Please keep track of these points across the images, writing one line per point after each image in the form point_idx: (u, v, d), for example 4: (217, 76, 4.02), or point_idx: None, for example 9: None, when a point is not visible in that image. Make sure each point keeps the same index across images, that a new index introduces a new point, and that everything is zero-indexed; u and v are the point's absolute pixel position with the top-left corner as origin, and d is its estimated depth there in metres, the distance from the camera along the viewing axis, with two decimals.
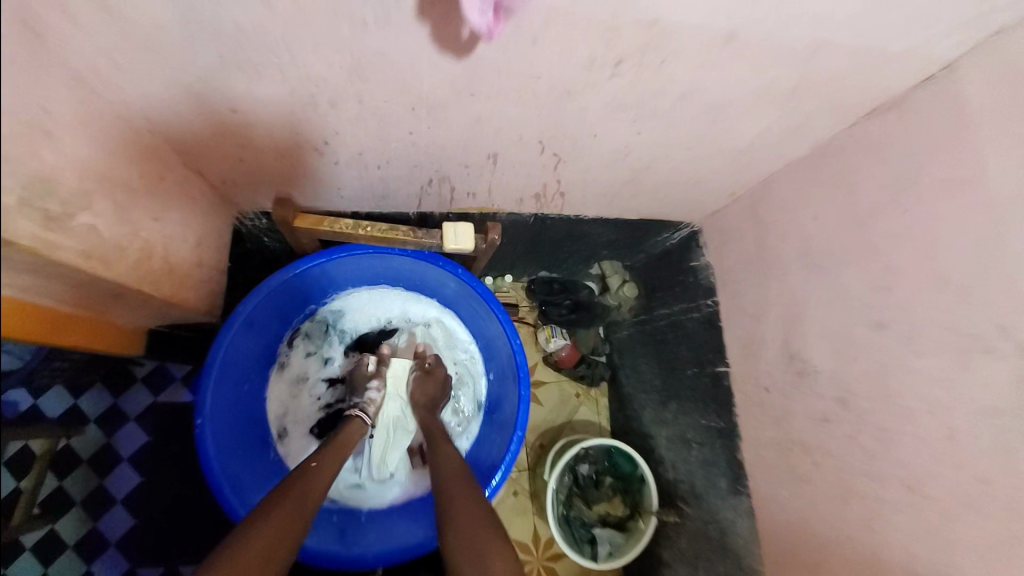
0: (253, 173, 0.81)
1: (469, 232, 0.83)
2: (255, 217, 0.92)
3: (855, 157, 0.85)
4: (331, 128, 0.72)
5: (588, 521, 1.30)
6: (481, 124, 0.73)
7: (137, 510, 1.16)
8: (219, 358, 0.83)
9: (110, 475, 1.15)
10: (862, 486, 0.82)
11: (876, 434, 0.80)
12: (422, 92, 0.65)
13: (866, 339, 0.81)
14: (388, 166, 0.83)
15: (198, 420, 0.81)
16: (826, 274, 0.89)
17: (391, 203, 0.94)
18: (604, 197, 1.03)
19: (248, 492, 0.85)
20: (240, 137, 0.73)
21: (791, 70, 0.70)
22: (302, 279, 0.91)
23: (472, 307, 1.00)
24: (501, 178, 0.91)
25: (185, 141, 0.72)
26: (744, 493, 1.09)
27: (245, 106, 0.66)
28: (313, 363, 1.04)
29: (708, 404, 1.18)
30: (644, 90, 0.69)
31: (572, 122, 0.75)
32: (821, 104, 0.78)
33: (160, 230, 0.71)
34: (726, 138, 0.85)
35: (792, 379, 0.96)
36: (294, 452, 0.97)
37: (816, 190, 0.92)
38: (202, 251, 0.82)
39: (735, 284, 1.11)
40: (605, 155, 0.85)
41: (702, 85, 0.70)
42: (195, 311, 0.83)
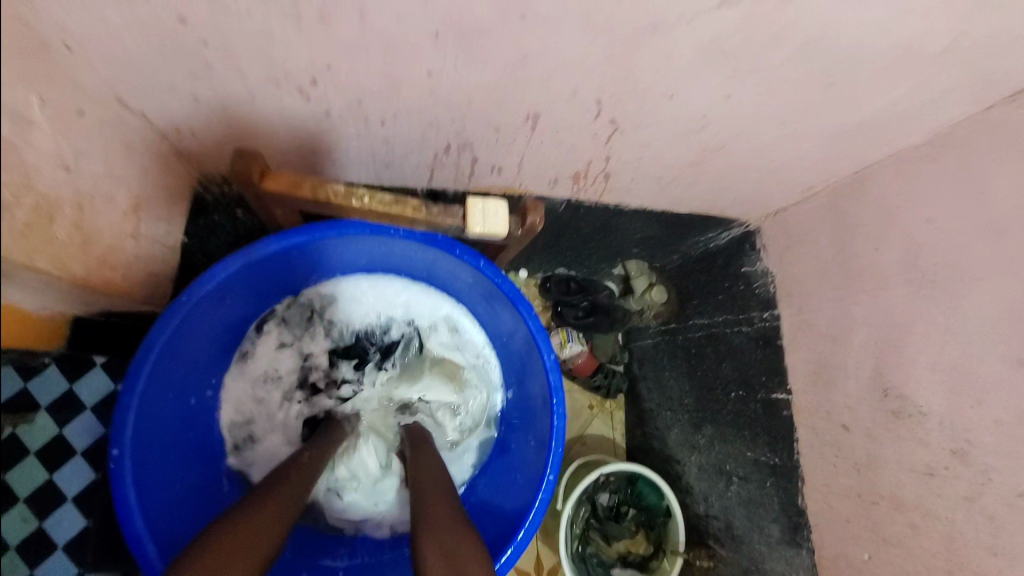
0: (217, 119, 0.61)
1: (504, 214, 0.64)
2: (223, 183, 0.73)
3: (993, 146, 0.66)
4: (319, 58, 0.52)
5: (606, 560, 1.14)
6: (527, 67, 0.54)
7: (92, 513, 0.90)
8: (146, 371, 0.62)
9: (61, 471, 0.89)
10: (982, 565, 0.64)
11: (1008, 501, 0.62)
12: (455, 9, 0.46)
13: (1001, 380, 0.63)
14: (394, 123, 0.63)
15: (114, 451, 0.61)
16: (941, 293, 0.70)
17: (396, 173, 0.74)
18: (657, 184, 0.83)
19: (179, 539, 0.67)
20: (196, 65, 0.53)
21: (954, 19, 0.52)
22: (272, 260, 0.71)
23: (492, 308, 0.82)
24: (538, 149, 0.71)
25: (116, 66, 0.52)
26: (804, 547, 0.91)
27: (197, 15, 0.46)
28: (288, 358, 0.85)
29: (757, 434, 1.00)
30: (757, 31, 0.51)
31: (647, 72, 0.56)
32: (969, 72, 0.60)
33: (73, 186, 0.51)
34: (831, 113, 0.67)
35: (883, 418, 0.78)
36: (252, 473, 0.80)
37: (929, 187, 0.73)
38: (140, 219, 0.61)
39: (804, 296, 0.93)
40: (675, 124, 0.66)
41: (833, 31, 0.52)
42: (130, 300, 0.63)
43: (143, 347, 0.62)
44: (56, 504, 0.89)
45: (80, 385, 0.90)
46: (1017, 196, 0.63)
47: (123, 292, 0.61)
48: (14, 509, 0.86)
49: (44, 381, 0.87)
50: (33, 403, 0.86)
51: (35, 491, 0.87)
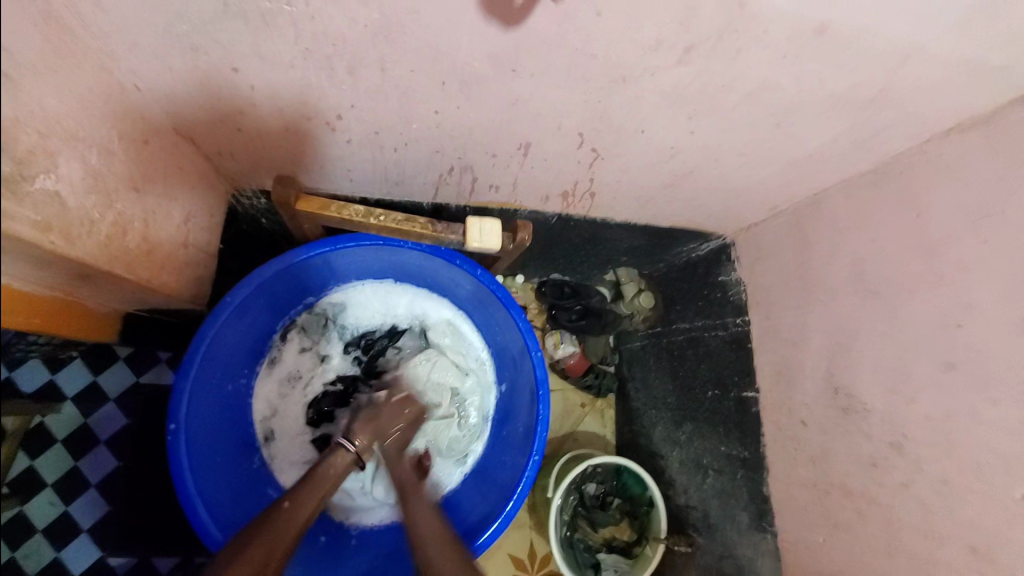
0: (252, 147, 0.72)
1: (497, 231, 0.74)
2: (254, 195, 0.83)
3: (926, 177, 0.76)
4: (346, 99, 0.62)
5: (593, 544, 1.23)
6: (518, 108, 0.64)
7: (110, 496, 0.99)
8: (198, 357, 0.74)
9: (86, 458, 0.99)
10: (912, 543, 0.74)
11: (935, 487, 0.71)
12: (458, 65, 0.56)
13: (929, 380, 0.73)
14: (406, 149, 0.73)
15: (171, 425, 0.72)
16: (882, 305, 0.80)
17: (405, 190, 0.84)
18: (637, 203, 0.93)
19: (221, 504, 0.78)
20: (242, 104, 0.63)
21: (878, 75, 0.62)
22: (302, 268, 0.82)
23: (488, 312, 0.92)
24: (530, 172, 0.81)
25: (176, 105, 0.63)
26: (769, 531, 1.01)
27: (249, 66, 0.57)
28: (308, 360, 0.94)
29: (729, 430, 1.10)
30: (709, 84, 0.61)
31: (621, 113, 0.66)
32: (900, 114, 0.71)
33: (140, 203, 0.61)
34: (783, 146, 0.77)
35: (835, 414, 0.87)
36: (281, 457, 0.89)
37: (874, 210, 0.83)
38: (190, 230, 0.73)
39: (771, 305, 1.02)
40: (647, 154, 0.76)
41: (773, 83, 0.61)
42: (175, 298, 0.73)
43: (196, 337, 0.74)
44: (83, 484, 0.99)
45: (104, 377, 1.01)
46: (942, 221, 0.72)
47: (173, 291, 0.71)
48: (45, 491, 0.97)
49: (71, 374, 0.99)
50: (61, 393, 0.98)
51: (62, 474, 0.98)
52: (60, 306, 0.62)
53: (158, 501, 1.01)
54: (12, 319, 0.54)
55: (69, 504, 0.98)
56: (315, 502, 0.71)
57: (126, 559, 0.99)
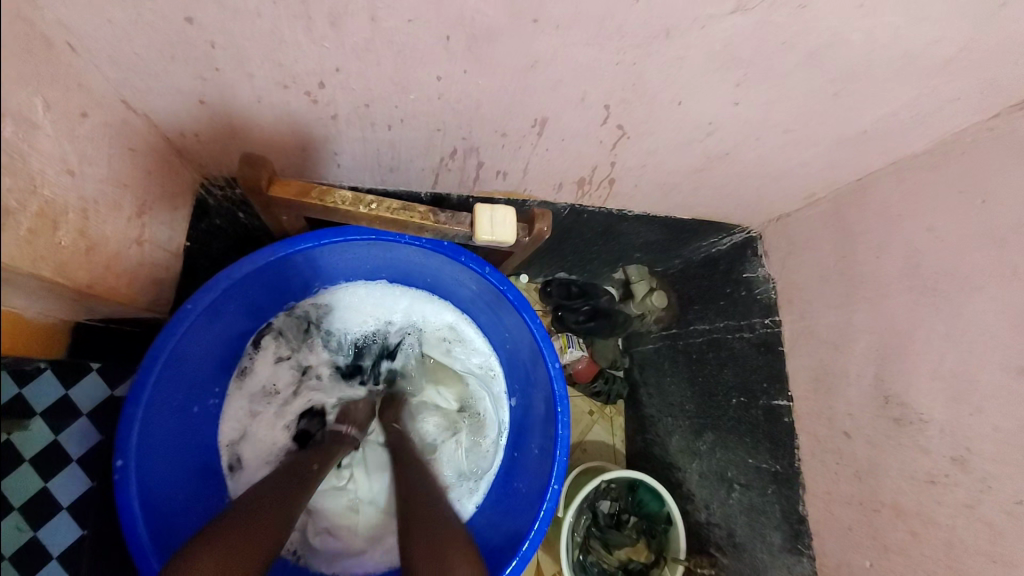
0: (220, 124, 0.61)
1: (511, 220, 0.64)
2: (226, 184, 0.72)
3: (996, 156, 0.66)
4: (329, 61, 0.51)
5: (608, 568, 1.12)
6: (537, 72, 0.54)
7: (82, 523, 0.87)
8: (152, 377, 0.62)
9: (56, 479, 0.84)
10: (979, 571, 0.64)
11: (1007, 508, 0.62)
12: (466, 15, 0.46)
13: (1002, 387, 0.63)
14: (401, 127, 0.63)
15: (118, 461, 0.60)
16: (943, 302, 0.71)
17: (401, 177, 0.74)
18: (661, 190, 0.83)
19: (181, 552, 0.66)
20: (203, 69, 0.53)
21: (961, 31, 0.53)
22: (281, 267, 0.71)
23: (496, 315, 0.81)
24: (544, 155, 0.70)
25: (122, 69, 0.52)
26: (805, 554, 0.90)
27: (206, 18, 0.46)
28: (287, 371, 0.84)
29: (758, 441, 1.00)
30: (763, 42, 0.51)
31: (656, 79, 0.56)
32: (973, 82, 0.61)
33: (77, 189, 0.50)
34: (834, 122, 0.67)
35: (885, 425, 0.78)
36: (253, 482, 0.78)
37: (933, 197, 0.73)
38: (146, 223, 0.62)
39: (806, 303, 0.93)
40: (681, 132, 0.66)
41: (840, 40, 0.52)
42: (128, 304, 0.62)
43: (150, 354, 0.62)
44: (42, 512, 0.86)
45: (75, 389, 0.87)
46: (1019, 206, 0.63)
47: (125, 297, 0.60)
48: (9, 518, 0.80)
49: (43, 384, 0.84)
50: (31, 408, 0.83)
51: (30, 499, 0.82)
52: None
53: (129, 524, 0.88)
54: None
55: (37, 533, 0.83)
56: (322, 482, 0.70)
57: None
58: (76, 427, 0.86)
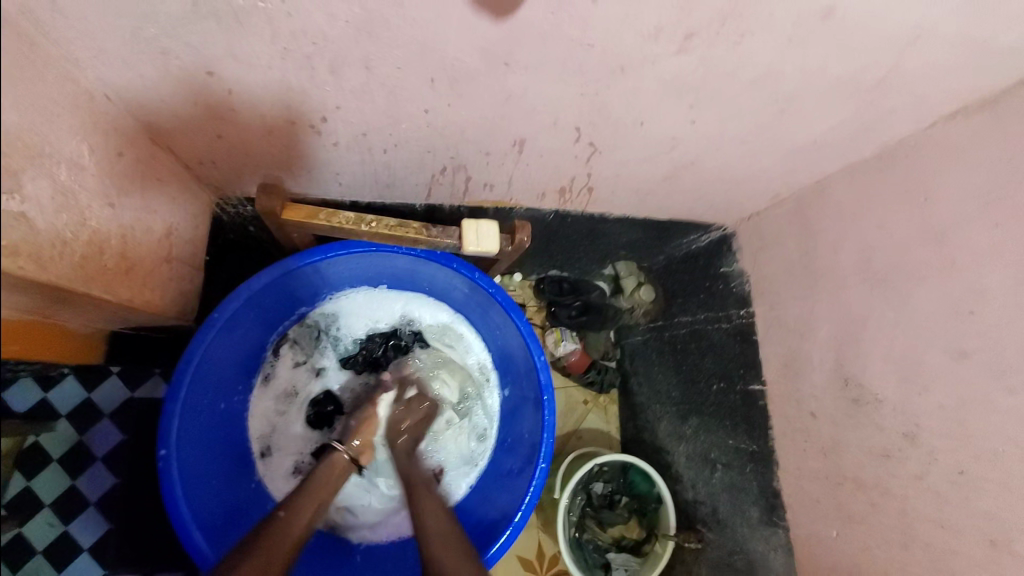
0: (234, 154, 0.69)
1: (495, 234, 0.71)
2: (239, 204, 0.80)
3: (933, 161, 0.73)
4: (330, 101, 0.59)
5: (602, 545, 1.21)
6: (512, 103, 0.61)
7: (112, 512, 0.96)
8: (186, 378, 0.70)
9: (83, 475, 0.95)
10: (929, 534, 0.72)
11: (951, 477, 0.69)
12: (447, 61, 0.53)
13: (942, 368, 0.71)
14: (395, 150, 0.70)
15: (161, 451, 0.69)
16: (891, 293, 0.78)
17: (397, 192, 0.81)
18: (636, 196, 0.90)
19: (215, 529, 0.74)
20: (221, 109, 0.60)
21: (886, 58, 0.60)
22: (293, 277, 0.79)
23: (487, 314, 0.89)
24: (525, 169, 0.78)
25: (150, 112, 0.60)
26: (780, 526, 0.99)
27: (224, 69, 0.54)
28: (303, 374, 0.92)
29: (737, 424, 1.08)
30: (711, 72, 0.58)
31: (621, 105, 0.63)
32: (907, 97, 0.68)
33: (117, 218, 0.58)
34: (786, 134, 0.74)
35: (845, 405, 0.86)
36: (277, 473, 0.87)
37: (882, 197, 0.80)
38: (173, 244, 0.70)
39: (776, 295, 1.00)
40: (648, 146, 0.74)
41: (777, 69, 0.59)
42: (161, 316, 0.70)
43: (184, 357, 0.70)
44: (80, 505, 0.94)
45: (97, 394, 0.97)
46: (952, 207, 0.70)
47: (159, 309, 0.68)
48: (41, 511, 0.93)
49: (64, 391, 0.95)
50: (55, 411, 0.94)
51: (59, 493, 0.94)
52: (42, 329, 0.59)
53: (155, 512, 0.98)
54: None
55: (69, 522, 0.94)
56: (314, 506, 0.70)
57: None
58: (98, 428, 0.96)
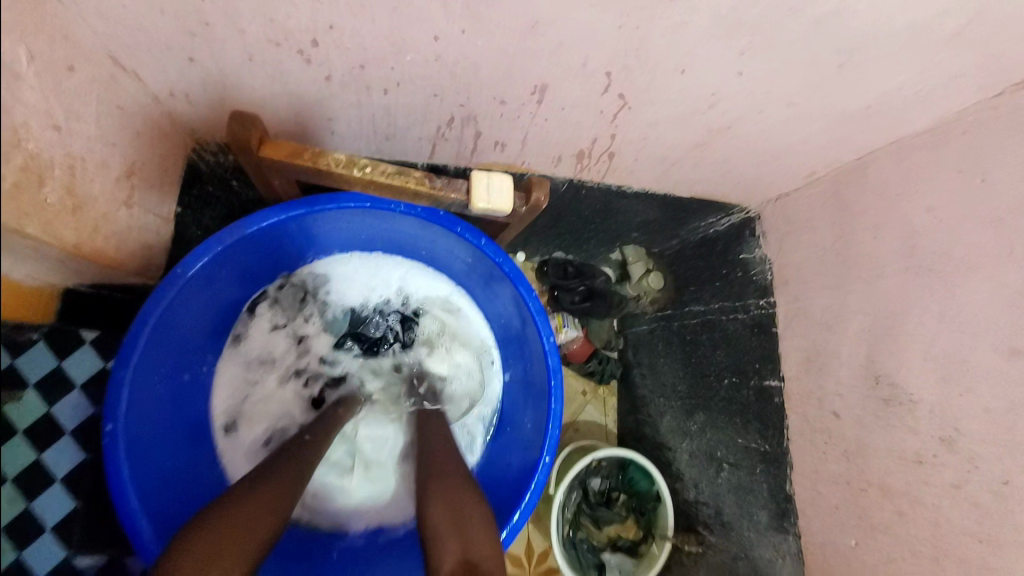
0: (211, 86, 0.60)
1: (509, 188, 0.63)
2: (218, 151, 0.70)
3: (994, 137, 0.66)
4: (320, 18, 0.50)
5: (597, 544, 1.13)
6: (535, 37, 0.53)
7: (78, 494, 0.86)
8: (140, 344, 0.61)
9: (49, 452, 0.84)
10: (964, 549, 0.65)
11: (995, 487, 0.63)
12: None
13: (994, 368, 0.64)
14: (396, 92, 0.61)
15: (107, 426, 0.60)
16: (939, 282, 0.71)
17: (396, 146, 0.72)
18: (660, 166, 0.82)
19: (168, 520, 0.65)
20: (192, 24, 0.51)
21: (970, 2, 0.52)
22: (276, 233, 0.70)
23: (489, 287, 0.81)
24: (542, 126, 0.69)
25: (109, 26, 0.52)
26: (791, 532, 0.92)
27: None
28: (281, 341, 0.83)
29: (748, 421, 1.00)
30: (770, 6, 0.50)
31: (659, 46, 0.55)
32: (980, 60, 0.61)
33: (63, 146, 0.50)
34: (837, 97, 0.67)
35: (874, 405, 0.79)
36: (240, 446, 0.79)
37: (933, 177, 0.73)
38: (134, 187, 0.61)
39: (802, 284, 0.93)
40: (680, 104, 0.65)
41: (850, 6, 0.51)
42: (115, 271, 0.61)
43: (139, 317, 0.61)
44: (44, 483, 0.84)
45: (68, 362, 0.86)
46: (1019, 186, 0.62)
47: (116, 261, 0.60)
48: (5, 487, 0.81)
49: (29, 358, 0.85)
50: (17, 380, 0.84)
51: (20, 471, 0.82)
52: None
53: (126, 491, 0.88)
54: None
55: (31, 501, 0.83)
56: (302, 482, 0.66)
57: (98, 558, 0.86)
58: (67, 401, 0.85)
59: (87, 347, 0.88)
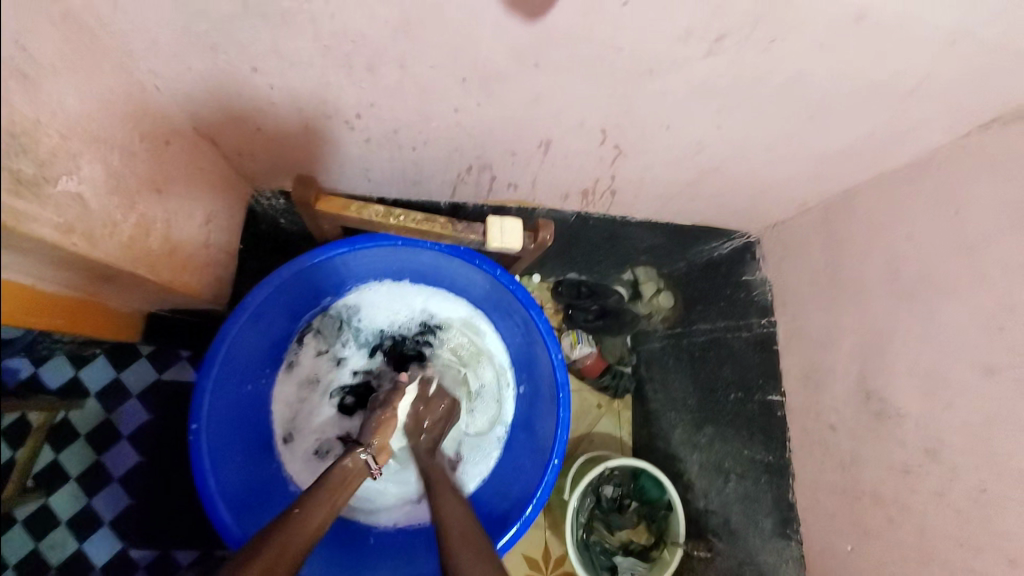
0: (271, 148, 0.72)
1: (518, 230, 0.73)
2: (273, 195, 0.84)
3: (962, 173, 0.72)
4: (365, 97, 0.61)
5: (610, 547, 1.19)
6: (539, 105, 0.63)
7: (133, 492, 0.99)
8: (218, 359, 0.75)
9: (108, 453, 0.99)
10: (948, 555, 0.70)
11: (972, 495, 0.67)
12: (478, 61, 0.55)
13: (969, 385, 0.69)
14: (424, 148, 0.72)
15: (192, 426, 0.73)
16: (917, 305, 0.77)
17: (423, 189, 0.84)
18: (659, 199, 0.90)
19: (237, 506, 0.78)
20: (262, 103, 0.64)
21: (919, 64, 0.59)
22: (322, 267, 0.83)
23: (505, 310, 0.90)
24: (549, 170, 0.79)
25: (199, 107, 0.65)
26: (793, 539, 0.99)
27: (267, 66, 0.57)
28: (324, 363, 0.95)
29: (753, 434, 1.06)
30: (738, 76, 0.59)
31: (646, 108, 0.64)
32: (941, 108, 0.68)
33: (163, 204, 0.63)
34: (813, 141, 0.74)
35: (865, 418, 0.84)
36: (300, 456, 0.90)
37: (912, 209, 0.79)
38: (211, 230, 0.74)
39: (799, 304, 1.00)
40: (673, 151, 0.74)
41: (808, 73, 0.59)
42: (196, 299, 0.74)
43: (217, 338, 0.75)
44: (107, 480, 0.98)
45: (125, 374, 1.00)
46: (986, 217, 0.68)
47: (196, 292, 0.72)
48: (67, 484, 0.96)
49: (94, 370, 0.98)
50: (85, 389, 0.97)
51: (85, 468, 0.97)
52: (81, 304, 0.62)
53: (176, 490, 1.01)
54: (34, 320, 0.54)
55: (93, 496, 0.97)
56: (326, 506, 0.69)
57: (148, 551, 0.98)
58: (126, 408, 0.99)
59: (146, 361, 1.01)
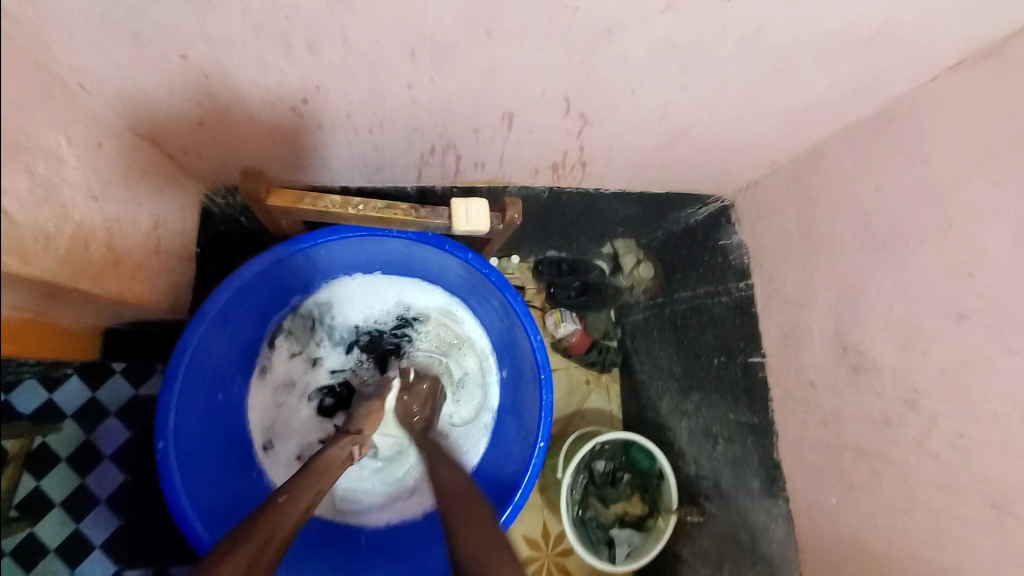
0: (216, 142, 0.68)
1: (484, 211, 0.70)
2: (227, 193, 0.78)
3: (928, 119, 0.72)
4: (309, 80, 0.57)
5: (605, 522, 1.21)
6: (496, 76, 0.60)
7: (120, 513, 0.95)
8: (181, 370, 0.71)
9: (91, 475, 0.95)
10: (929, 500, 0.71)
11: (952, 442, 0.69)
12: (425, 31, 0.51)
13: (943, 332, 0.70)
14: (381, 131, 0.69)
15: (160, 443, 0.70)
16: (890, 256, 0.77)
17: (386, 175, 0.80)
18: (630, 168, 0.88)
19: (215, 519, 0.75)
20: (198, 94, 0.59)
21: (882, 7, 0.58)
22: (284, 265, 0.79)
23: (481, 295, 0.88)
24: (515, 146, 0.76)
25: (130, 102, 0.60)
26: (780, 496, 0.97)
27: (197, 51, 0.53)
28: (299, 365, 0.93)
29: (738, 397, 1.06)
30: (698, 32, 0.56)
31: (607, 71, 0.61)
32: (904, 53, 0.67)
33: (101, 211, 0.58)
34: (780, 96, 0.73)
35: (844, 373, 0.85)
36: (282, 461, 0.88)
37: (881, 159, 0.78)
38: (161, 235, 0.70)
39: (774, 265, 0.99)
40: (639, 116, 0.72)
41: (769, 24, 0.57)
42: (153, 310, 0.70)
43: (178, 346, 0.70)
44: (92, 502, 0.94)
45: (101, 392, 0.95)
46: (953, 162, 0.68)
47: (151, 302, 0.68)
48: (55, 510, 0.92)
49: (69, 391, 0.93)
50: (60, 411, 0.93)
51: (69, 493, 0.93)
52: (37, 326, 0.59)
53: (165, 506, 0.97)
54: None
55: (80, 521, 0.93)
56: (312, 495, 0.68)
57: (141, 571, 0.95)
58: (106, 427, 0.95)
59: (120, 377, 0.97)
